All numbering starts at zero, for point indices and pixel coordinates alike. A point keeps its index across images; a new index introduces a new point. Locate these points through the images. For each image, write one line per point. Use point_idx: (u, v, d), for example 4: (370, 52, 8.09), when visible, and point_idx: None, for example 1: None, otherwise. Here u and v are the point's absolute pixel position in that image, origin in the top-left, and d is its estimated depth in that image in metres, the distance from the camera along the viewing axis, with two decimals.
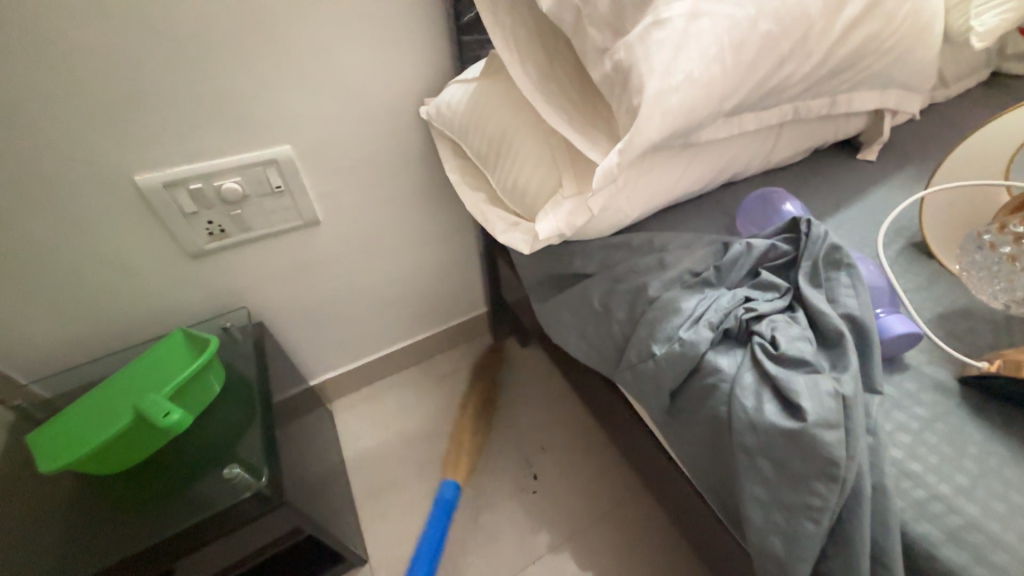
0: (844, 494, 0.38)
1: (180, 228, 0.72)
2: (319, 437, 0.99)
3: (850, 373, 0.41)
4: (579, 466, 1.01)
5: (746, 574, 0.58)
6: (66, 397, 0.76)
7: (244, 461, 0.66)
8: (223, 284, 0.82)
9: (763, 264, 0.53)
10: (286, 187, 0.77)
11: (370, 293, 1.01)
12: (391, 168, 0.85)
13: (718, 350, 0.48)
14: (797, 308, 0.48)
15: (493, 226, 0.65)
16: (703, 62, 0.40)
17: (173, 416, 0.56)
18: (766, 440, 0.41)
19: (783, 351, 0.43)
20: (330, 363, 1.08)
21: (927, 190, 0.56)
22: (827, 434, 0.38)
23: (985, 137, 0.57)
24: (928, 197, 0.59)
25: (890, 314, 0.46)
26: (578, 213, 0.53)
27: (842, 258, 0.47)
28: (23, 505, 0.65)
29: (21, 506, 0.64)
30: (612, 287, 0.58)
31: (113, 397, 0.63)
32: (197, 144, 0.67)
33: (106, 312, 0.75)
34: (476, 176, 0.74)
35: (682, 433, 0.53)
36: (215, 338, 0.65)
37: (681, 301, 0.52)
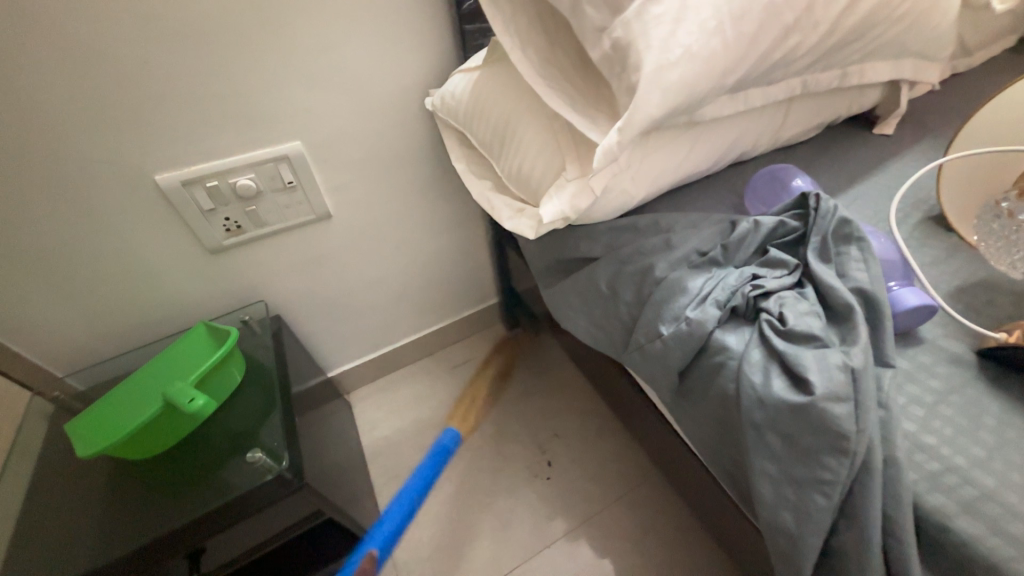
0: (854, 467, 0.37)
1: (199, 224, 0.75)
2: (338, 425, 1.02)
3: (859, 346, 0.40)
4: (594, 452, 1.02)
5: (759, 552, 0.58)
6: (99, 389, 0.80)
7: (266, 446, 0.68)
8: (241, 279, 0.85)
9: (772, 242, 0.52)
10: (298, 183, 0.79)
11: (383, 285, 1.03)
12: (399, 160, 0.86)
13: (726, 328, 0.48)
14: (806, 284, 0.47)
15: (499, 214, 0.66)
16: (702, 35, 0.39)
17: (198, 401, 0.58)
18: (773, 415, 0.41)
19: (791, 326, 0.43)
20: (346, 354, 1.11)
21: (946, 157, 0.54)
22: (836, 408, 0.38)
23: (1006, 104, 0.55)
24: (946, 166, 0.57)
25: (904, 287, 0.45)
26: (582, 195, 0.52)
27: (852, 232, 0.46)
28: (63, 489, 0.69)
29: (62, 491, 0.68)
30: (619, 270, 0.58)
31: (142, 387, 0.65)
32: (211, 142, 0.69)
33: (132, 307, 0.79)
34: (482, 165, 0.75)
35: (691, 413, 0.53)
36: (234, 330, 0.68)
37: (688, 281, 0.52)
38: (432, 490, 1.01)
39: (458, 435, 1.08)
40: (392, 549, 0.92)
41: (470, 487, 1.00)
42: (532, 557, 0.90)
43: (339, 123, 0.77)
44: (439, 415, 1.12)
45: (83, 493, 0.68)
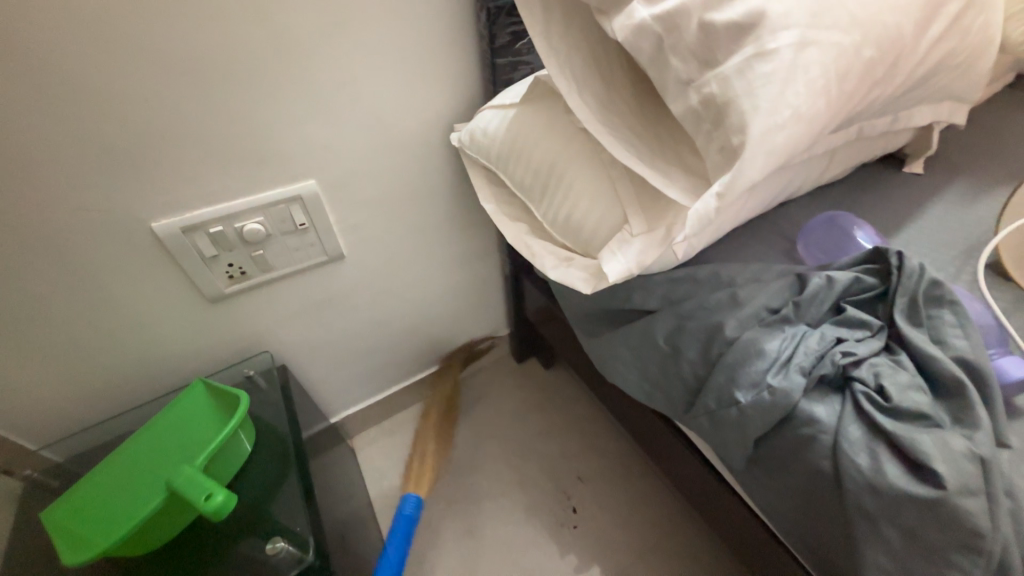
0: (990, 566, 0.35)
1: (199, 273, 0.67)
2: (345, 478, 0.93)
3: (982, 429, 0.38)
4: (620, 496, 0.96)
5: None
6: (80, 461, 0.70)
7: (285, 530, 0.59)
8: (242, 328, 0.77)
9: (847, 299, 0.49)
10: (310, 224, 0.73)
11: (393, 325, 0.96)
12: (415, 195, 0.80)
13: (813, 397, 0.44)
14: (897, 349, 0.44)
15: (541, 261, 0.61)
16: (810, 95, 0.36)
17: (217, 497, 0.49)
18: (891, 505, 0.37)
19: (896, 403, 0.40)
20: (351, 397, 1.03)
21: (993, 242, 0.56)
22: (969, 502, 0.35)
23: None
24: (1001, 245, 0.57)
25: (1002, 355, 0.43)
26: (650, 251, 0.49)
27: (943, 294, 0.44)
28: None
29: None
30: (680, 326, 0.54)
31: (140, 467, 0.57)
32: (216, 184, 0.62)
33: (118, 366, 0.70)
34: (513, 205, 0.70)
35: (766, 484, 0.49)
36: (245, 396, 0.60)
37: (764, 343, 0.48)
38: (452, 544, 0.93)
39: (475, 483, 1.01)
40: None
41: (492, 542, 0.93)
42: None
43: (357, 159, 0.71)
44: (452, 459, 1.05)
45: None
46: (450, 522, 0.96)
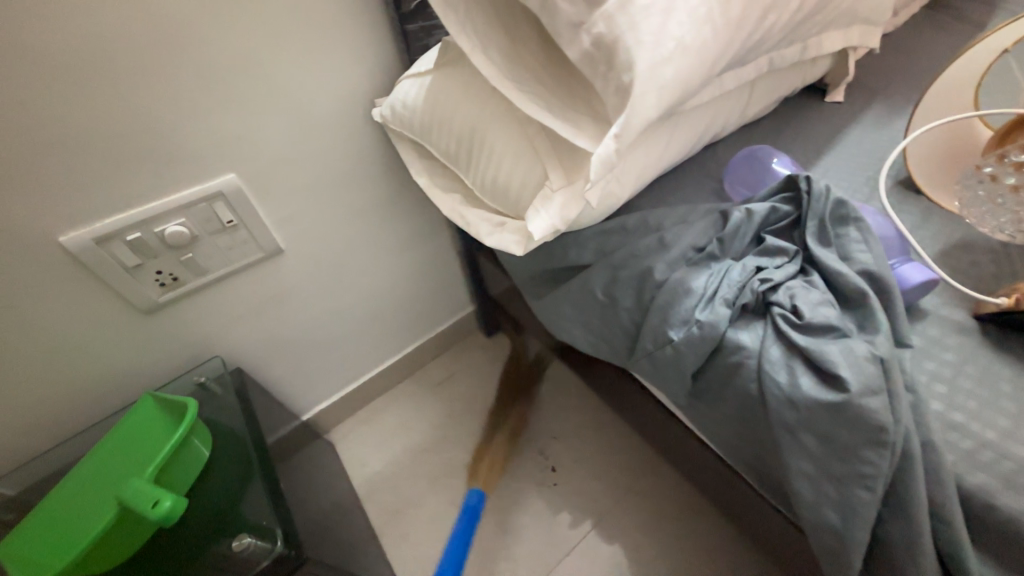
0: (895, 459, 0.37)
1: (126, 285, 0.64)
2: (325, 470, 0.93)
3: (882, 333, 0.40)
4: (595, 450, 0.99)
5: (783, 541, 0.57)
6: (34, 491, 0.67)
7: (253, 526, 0.60)
8: (186, 336, 0.74)
9: (766, 229, 0.51)
10: (238, 221, 0.70)
11: (350, 315, 0.94)
12: (349, 178, 0.78)
13: (738, 326, 0.46)
14: (810, 270, 0.46)
15: (476, 229, 0.61)
16: (692, 26, 0.37)
17: (164, 503, 0.49)
18: (807, 414, 0.40)
19: (808, 319, 0.42)
20: (320, 393, 1.01)
21: (910, 137, 0.53)
22: (872, 402, 0.37)
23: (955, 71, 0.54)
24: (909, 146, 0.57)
25: (904, 263, 0.45)
26: (572, 204, 0.49)
27: (849, 212, 0.46)
28: None
29: None
30: (615, 276, 0.55)
31: (90, 488, 0.56)
32: (126, 188, 0.59)
33: (57, 392, 0.67)
34: (447, 176, 0.68)
35: (707, 414, 0.51)
36: (192, 401, 0.60)
37: (691, 281, 0.49)
38: (438, 518, 0.94)
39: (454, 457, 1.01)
40: None
41: None
42: (552, 570, 0.86)
43: (278, 147, 0.68)
44: (430, 438, 1.05)
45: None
46: (435, 498, 0.96)
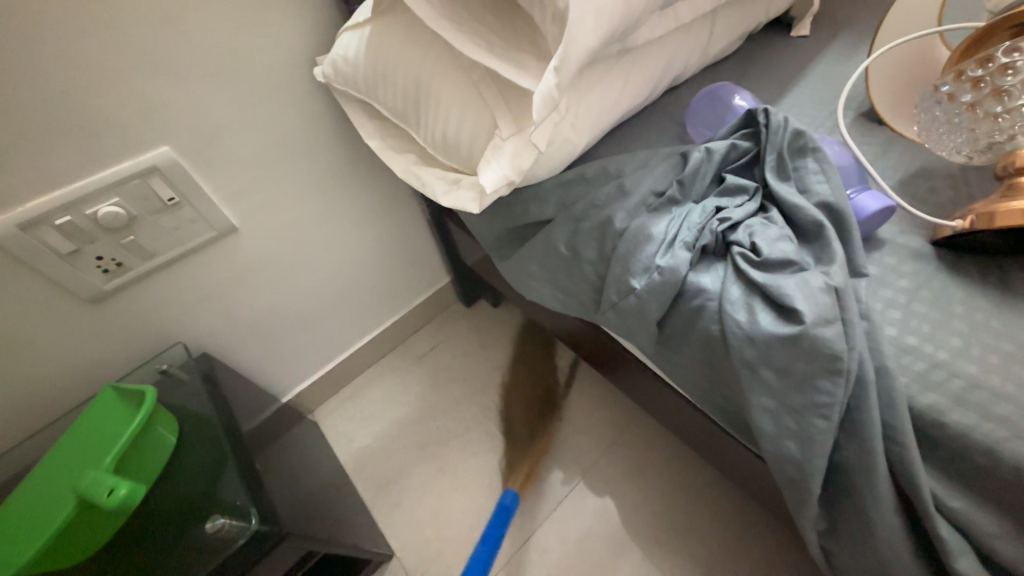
0: (850, 385, 0.37)
1: (64, 273, 0.60)
2: (308, 449, 0.91)
3: (837, 263, 0.39)
4: (579, 408, 0.98)
5: (760, 479, 0.57)
6: None
7: (227, 507, 0.60)
8: (143, 323, 0.71)
9: (726, 168, 0.49)
10: (181, 198, 0.65)
11: (318, 292, 0.91)
12: (298, 145, 0.73)
13: (699, 269, 0.45)
14: (769, 207, 0.45)
15: (432, 190, 0.58)
16: None
17: (119, 492, 0.51)
18: (765, 349, 0.40)
19: (766, 256, 0.41)
20: (298, 374, 0.98)
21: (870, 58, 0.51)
22: (827, 331, 0.37)
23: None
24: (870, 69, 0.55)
25: (862, 193, 0.45)
26: (524, 153, 0.46)
27: (806, 143, 0.45)
28: None
29: None
30: (576, 228, 0.53)
31: (47, 483, 0.54)
32: (51, 165, 0.55)
33: (10, 390, 0.64)
34: (401, 138, 0.65)
35: (675, 361, 0.51)
36: (149, 389, 0.59)
37: (651, 227, 0.48)
38: (428, 485, 0.93)
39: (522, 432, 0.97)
40: (400, 555, 0.86)
41: (465, 474, 0.94)
42: (540, 524, 0.86)
43: (215, 116, 0.63)
44: (414, 410, 1.04)
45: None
46: (424, 466, 0.96)
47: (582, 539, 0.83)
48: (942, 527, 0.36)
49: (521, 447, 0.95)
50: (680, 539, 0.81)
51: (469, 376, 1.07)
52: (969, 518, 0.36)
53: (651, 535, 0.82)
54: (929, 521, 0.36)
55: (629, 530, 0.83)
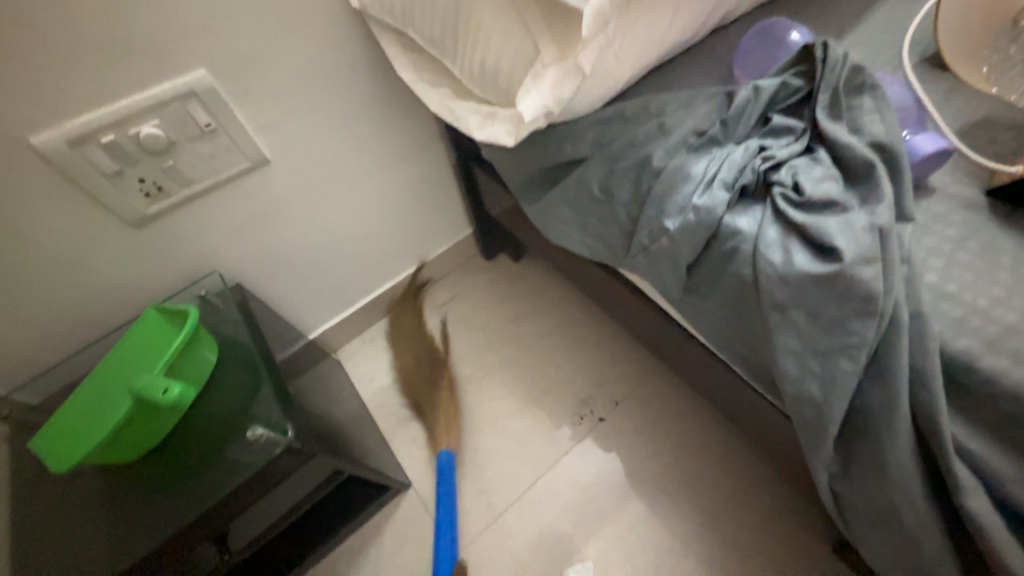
0: (882, 327, 0.37)
1: (110, 193, 0.62)
2: (333, 383, 0.95)
3: (884, 204, 0.39)
4: (566, 360, 1.01)
5: (774, 431, 0.58)
6: (55, 398, 0.69)
7: (264, 420, 0.64)
8: (181, 250, 0.74)
9: (773, 108, 0.48)
10: (217, 124, 0.65)
11: (344, 233, 0.92)
12: (329, 79, 0.73)
13: (736, 210, 0.44)
14: (817, 148, 0.44)
15: (466, 124, 0.57)
16: None
17: (174, 391, 0.56)
18: (798, 289, 0.40)
19: (808, 195, 0.41)
20: (324, 313, 1.01)
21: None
22: (865, 271, 0.37)
23: None
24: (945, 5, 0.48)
25: (917, 135, 0.43)
26: (566, 81, 0.45)
27: (864, 80, 0.44)
28: (57, 486, 0.62)
29: (56, 487, 0.62)
30: (611, 168, 0.52)
31: (103, 385, 0.59)
32: (96, 82, 0.56)
33: (64, 304, 0.68)
34: (434, 72, 0.64)
35: (700, 307, 0.51)
36: (192, 308, 0.63)
37: (690, 166, 0.47)
38: None
39: (419, 392, 1.00)
40: (418, 487, 0.91)
41: (481, 417, 0.97)
42: (551, 468, 0.90)
43: (250, 42, 0.63)
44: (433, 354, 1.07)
45: (59, 516, 0.61)
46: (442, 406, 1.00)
47: (589, 483, 0.87)
48: (958, 468, 0.36)
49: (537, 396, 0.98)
50: (687, 489, 0.84)
51: (488, 326, 1.09)
52: (986, 461, 0.36)
53: (658, 483, 0.85)
54: (945, 462, 0.37)
55: (636, 478, 0.86)
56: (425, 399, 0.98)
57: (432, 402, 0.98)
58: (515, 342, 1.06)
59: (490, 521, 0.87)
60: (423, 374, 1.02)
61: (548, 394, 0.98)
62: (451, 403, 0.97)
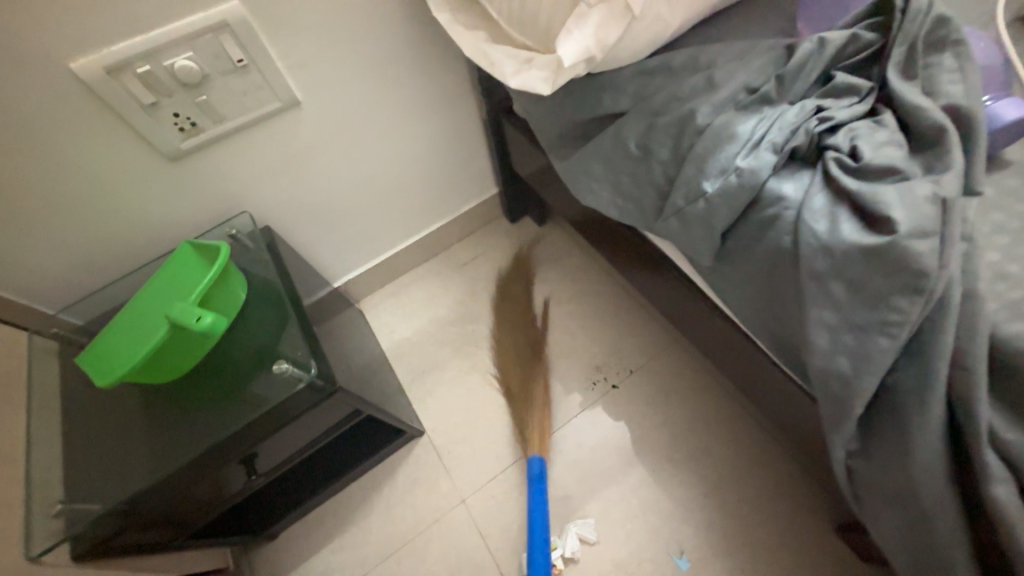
0: (929, 306, 0.35)
1: (145, 124, 0.63)
2: (355, 331, 0.98)
3: (952, 173, 0.36)
4: (582, 326, 1.01)
5: (792, 410, 0.57)
6: (97, 322, 0.74)
7: (290, 356, 0.67)
8: (213, 188, 0.75)
9: (838, 65, 0.44)
10: (249, 60, 0.65)
11: (373, 184, 0.92)
12: (363, 18, 0.70)
13: (782, 175, 0.42)
14: (883, 110, 0.41)
15: (501, 70, 0.54)
16: None
17: (206, 320, 0.58)
18: (841, 261, 0.38)
19: (867, 161, 0.38)
20: (348, 263, 1.03)
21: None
22: (921, 244, 0.35)
23: None
24: None
25: (1002, 99, 0.40)
26: (611, 25, 0.44)
27: (947, 35, 0.40)
28: (101, 402, 0.67)
29: (101, 402, 0.67)
30: (652, 123, 0.49)
31: (142, 310, 0.62)
32: (133, 8, 0.55)
33: (104, 234, 0.71)
34: (471, 13, 0.60)
35: (731, 277, 0.48)
36: (224, 245, 0.64)
37: (737, 125, 0.44)
38: (460, 379, 1.00)
39: (514, 376, 0.95)
40: (431, 435, 0.94)
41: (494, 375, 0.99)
42: (561, 427, 0.91)
43: None
44: (452, 311, 1.08)
45: (106, 426, 0.66)
46: (458, 363, 1.02)
47: (597, 445, 0.88)
48: (990, 456, 0.35)
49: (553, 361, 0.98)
50: (694, 461, 0.84)
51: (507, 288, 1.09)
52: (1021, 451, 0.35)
53: (665, 453, 0.86)
54: (976, 449, 0.35)
55: (645, 446, 0.87)
56: (518, 371, 0.95)
57: (527, 377, 0.94)
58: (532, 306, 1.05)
59: (498, 472, 0.89)
60: (519, 347, 0.98)
61: (563, 358, 0.98)
62: (545, 385, 0.94)
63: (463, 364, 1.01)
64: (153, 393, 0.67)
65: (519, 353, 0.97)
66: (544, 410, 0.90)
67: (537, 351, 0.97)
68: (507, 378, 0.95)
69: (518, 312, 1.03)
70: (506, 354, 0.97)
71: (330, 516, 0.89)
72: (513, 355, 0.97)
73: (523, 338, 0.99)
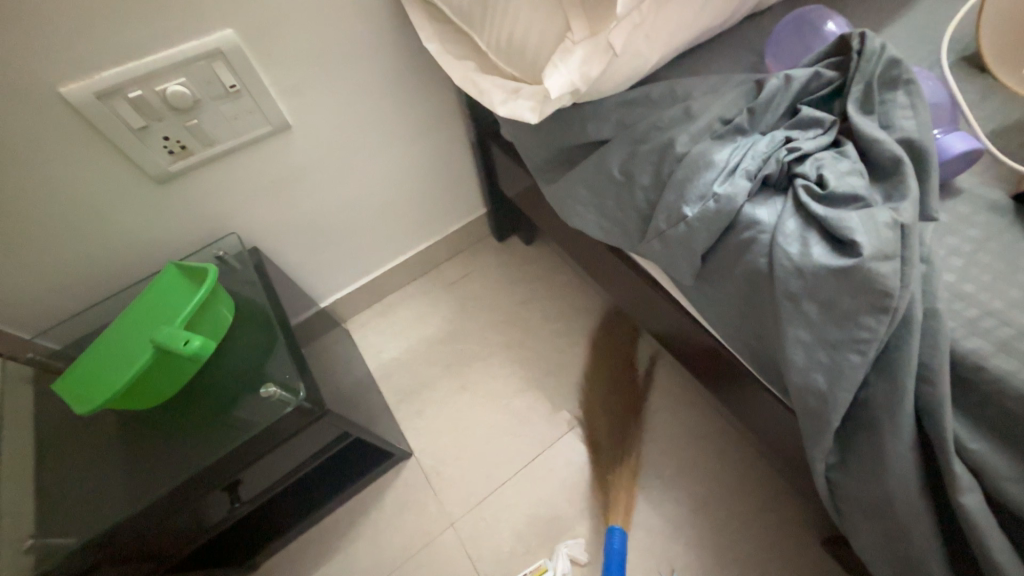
0: (893, 323, 0.38)
1: (133, 147, 0.63)
2: (342, 351, 0.97)
3: (908, 201, 0.39)
4: (572, 344, 1.02)
5: (776, 425, 0.59)
6: (74, 346, 0.72)
7: (278, 379, 0.66)
8: (200, 210, 0.75)
9: (802, 100, 0.48)
10: (241, 86, 0.66)
11: (362, 205, 0.93)
12: (356, 47, 0.73)
13: (756, 201, 0.45)
14: (844, 141, 0.44)
15: (489, 98, 0.57)
16: None
17: (194, 343, 0.58)
18: (813, 282, 0.40)
19: (832, 189, 0.41)
20: (336, 283, 1.03)
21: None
22: (883, 267, 0.37)
23: None
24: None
25: (950, 133, 0.44)
26: (595, 60, 0.46)
27: (900, 75, 0.44)
28: (76, 428, 0.65)
29: (76, 428, 0.65)
30: (634, 151, 0.52)
31: (125, 334, 0.61)
32: (128, 36, 0.56)
33: (85, 256, 0.70)
34: (460, 44, 0.63)
35: (712, 296, 0.50)
36: (212, 267, 0.64)
37: (713, 154, 0.46)
38: (450, 400, 0.99)
39: (598, 417, 0.93)
40: (420, 457, 0.93)
41: (484, 394, 0.99)
42: (551, 445, 0.91)
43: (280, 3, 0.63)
44: (442, 330, 1.08)
45: (80, 455, 0.64)
46: (448, 383, 1.01)
47: (587, 463, 0.89)
48: (957, 465, 0.37)
49: (543, 379, 0.99)
50: (684, 477, 0.85)
51: (495, 307, 1.10)
52: (984, 459, 0.37)
53: (655, 469, 0.87)
54: (945, 459, 0.37)
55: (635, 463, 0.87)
56: (605, 413, 0.93)
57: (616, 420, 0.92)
58: (522, 325, 1.06)
59: (488, 493, 0.88)
60: (610, 388, 0.95)
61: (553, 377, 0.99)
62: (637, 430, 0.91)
63: (453, 384, 1.01)
64: (131, 419, 0.65)
65: (608, 394, 0.95)
66: (632, 460, 0.87)
67: (630, 398, 0.94)
68: (593, 426, 0.92)
69: (613, 356, 0.99)
70: (595, 400, 0.95)
71: (315, 543, 0.86)
72: (602, 403, 0.94)
73: (619, 386, 0.96)
